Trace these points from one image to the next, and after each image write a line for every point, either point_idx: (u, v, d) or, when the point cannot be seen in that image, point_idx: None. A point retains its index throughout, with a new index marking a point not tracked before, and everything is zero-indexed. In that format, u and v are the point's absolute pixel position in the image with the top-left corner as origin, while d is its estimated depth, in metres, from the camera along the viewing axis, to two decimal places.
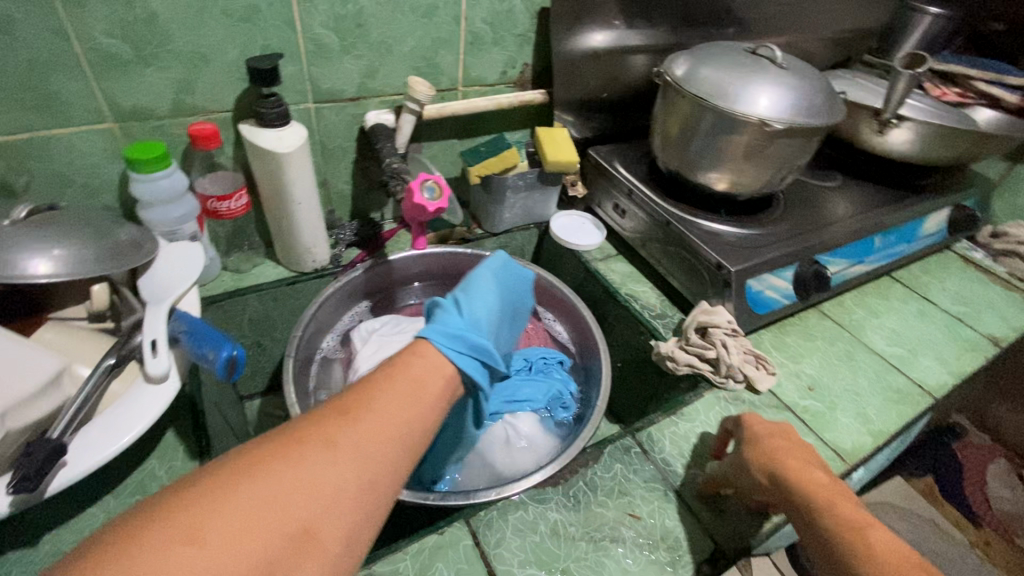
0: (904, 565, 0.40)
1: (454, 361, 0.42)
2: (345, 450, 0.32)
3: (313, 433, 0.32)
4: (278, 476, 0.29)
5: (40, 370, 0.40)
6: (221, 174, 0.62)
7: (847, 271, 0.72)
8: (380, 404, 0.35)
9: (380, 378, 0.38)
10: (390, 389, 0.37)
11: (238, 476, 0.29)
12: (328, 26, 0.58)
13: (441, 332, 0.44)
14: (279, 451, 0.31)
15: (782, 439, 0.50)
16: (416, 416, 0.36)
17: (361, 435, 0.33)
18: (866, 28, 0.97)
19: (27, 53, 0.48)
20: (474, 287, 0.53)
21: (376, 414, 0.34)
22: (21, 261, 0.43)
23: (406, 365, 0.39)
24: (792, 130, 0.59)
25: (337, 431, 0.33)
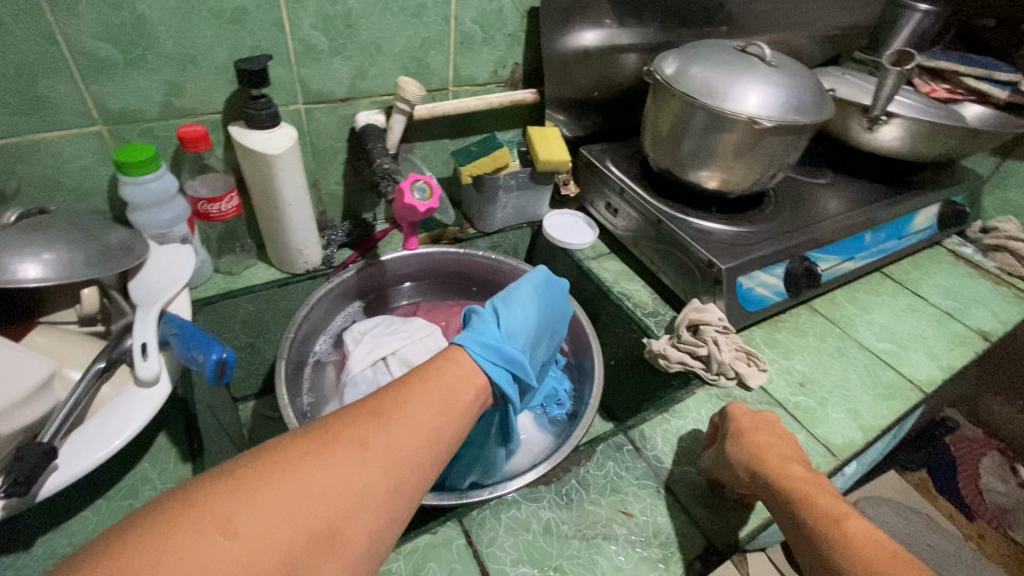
0: (878, 554, 0.41)
1: (486, 372, 0.45)
2: (376, 451, 0.33)
3: (345, 433, 0.33)
4: (310, 472, 0.30)
5: (31, 374, 0.40)
6: (211, 176, 0.62)
7: (838, 268, 0.73)
8: (414, 411, 0.36)
9: (415, 386, 0.39)
10: (423, 394, 0.38)
11: (270, 469, 0.29)
12: (317, 27, 0.58)
13: (477, 340, 0.47)
14: (310, 448, 0.31)
15: (760, 433, 0.51)
16: (446, 426, 0.38)
17: (393, 439, 0.34)
18: (856, 25, 0.98)
19: (13, 56, 0.48)
20: (512, 299, 0.56)
21: (409, 419, 0.36)
22: (10, 265, 0.43)
23: (443, 376, 0.41)
24: (781, 128, 0.59)
25: (369, 433, 0.34)
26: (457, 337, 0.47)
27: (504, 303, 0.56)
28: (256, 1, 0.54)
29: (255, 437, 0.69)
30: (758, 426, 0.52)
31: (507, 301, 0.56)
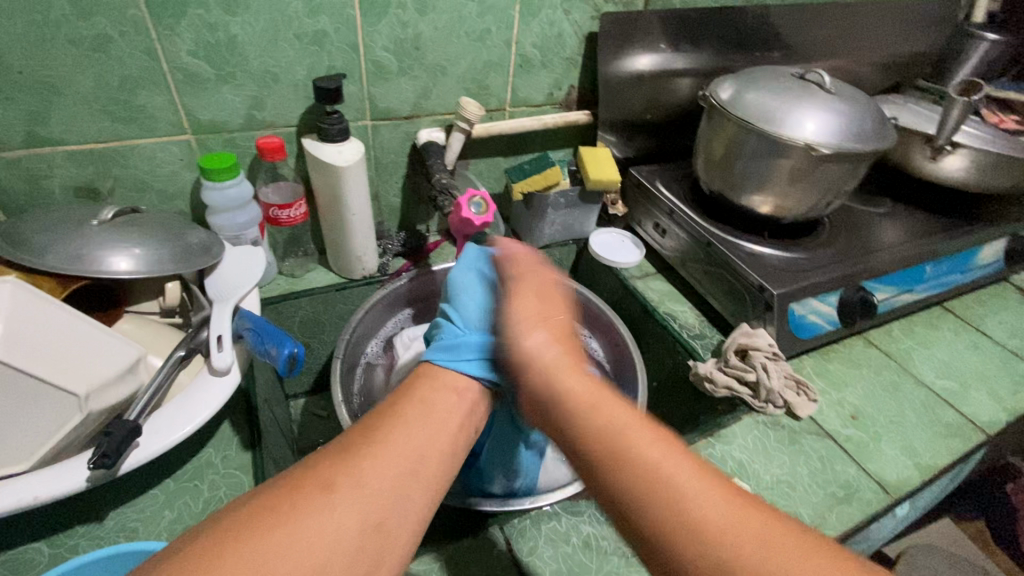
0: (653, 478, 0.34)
1: (459, 368, 0.44)
2: (345, 496, 0.32)
3: (310, 480, 0.32)
4: (270, 530, 0.29)
5: (119, 357, 0.44)
6: (282, 184, 0.66)
7: (895, 300, 0.71)
8: (388, 444, 0.35)
9: (386, 417, 0.38)
10: (400, 425, 0.37)
11: (232, 533, 0.29)
12: (388, 49, 0.62)
13: (444, 349, 0.46)
14: (272, 503, 0.30)
15: (530, 299, 0.46)
16: (428, 454, 0.36)
17: (365, 481, 0.33)
18: (919, 53, 0.96)
19: (121, 70, 0.53)
20: (456, 286, 0.52)
21: (381, 455, 0.34)
22: (107, 258, 0.48)
23: (420, 397, 0.40)
24: (839, 154, 0.59)
25: (339, 475, 0.33)
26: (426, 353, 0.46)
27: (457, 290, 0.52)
28: (336, 24, 0.58)
29: (304, 433, 0.72)
30: (534, 292, 0.47)
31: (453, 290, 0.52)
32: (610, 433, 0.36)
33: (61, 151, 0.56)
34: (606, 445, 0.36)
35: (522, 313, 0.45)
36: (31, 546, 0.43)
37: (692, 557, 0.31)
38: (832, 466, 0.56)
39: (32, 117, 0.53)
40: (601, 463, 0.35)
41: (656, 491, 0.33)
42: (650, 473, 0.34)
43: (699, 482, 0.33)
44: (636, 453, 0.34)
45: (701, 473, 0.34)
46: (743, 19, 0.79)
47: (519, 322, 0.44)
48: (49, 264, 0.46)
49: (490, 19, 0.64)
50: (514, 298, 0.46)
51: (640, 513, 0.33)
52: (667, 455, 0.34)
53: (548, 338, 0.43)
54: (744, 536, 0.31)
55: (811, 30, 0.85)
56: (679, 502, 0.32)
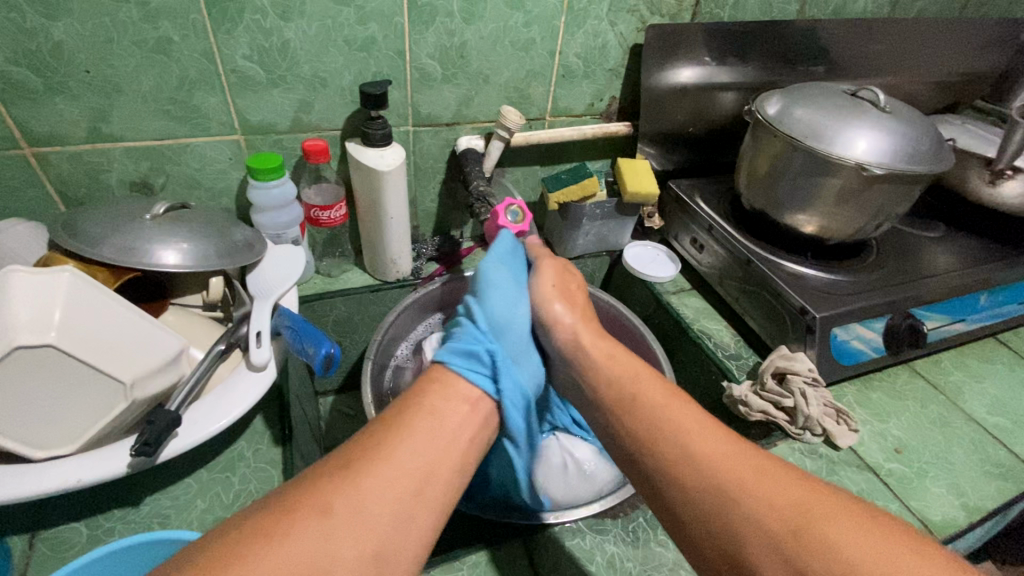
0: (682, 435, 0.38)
1: (466, 378, 0.43)
2: (338, 519, 0.30)
3: (305, 501, 0.31)
4: (265, 554, 0.27)
5: (163, 349, 0.45)
6: (325, 186, 0.68)
7: (945, 329, 0.67)
8: (392, 457, 0.34)
9: (389, 429, 0.36)
10: (405, 438, 0.36)
11: (233, 552, 0.27)
12: (433, 56, 0.63)
13: (458, 352, 0.44)
14: (269, 524, 0.29)
15: (560, 280, 0.54)
16: (432, 469, 0.35)
17: (361, 501, 0.31)
18: (978, 72, 0.91)
19: (180, 71, 0.55)
20: (484, 282, 0.51)
21: (382, 472, 0.33)
22: (157, 252, 0.49)
23: (426, 409, 0.39)
24: (892, 176, 0.57)
25: (335, 495, 0.31)
26: (438, 353, 0.45)
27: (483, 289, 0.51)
28: (384, 31, 0.59)
29: (331, 431, 0.73)
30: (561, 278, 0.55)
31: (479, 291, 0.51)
32: (630, 395, 0.42)
33: (120, 147, 0.58)
34: (627, 406, 0.42)
35: (543, 290, 0.53)
36: (71, 526, 0.45)
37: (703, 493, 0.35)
38: (872, 501, 0.53)
39: (95, 113, 0.55)
40: (621, 422, 0.41)
41: (673, 436, 0.38)
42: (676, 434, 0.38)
43: (713, 442, 0.37)
44: (653, 411, 0.40)
45: (714, 433, 0.38)
46: (792, 33, 0.77)
47: (546, 294, 0.52)
48: (103, 255, 0.48)
49: (536, 29, 0.65)
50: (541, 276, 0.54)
51: (671, 476, 0.37)
52: (682, 418, 0.39)
53: (567, 309, 0.51)
54: (758, 487, 0.34)
55: (863, 47, 0.82)
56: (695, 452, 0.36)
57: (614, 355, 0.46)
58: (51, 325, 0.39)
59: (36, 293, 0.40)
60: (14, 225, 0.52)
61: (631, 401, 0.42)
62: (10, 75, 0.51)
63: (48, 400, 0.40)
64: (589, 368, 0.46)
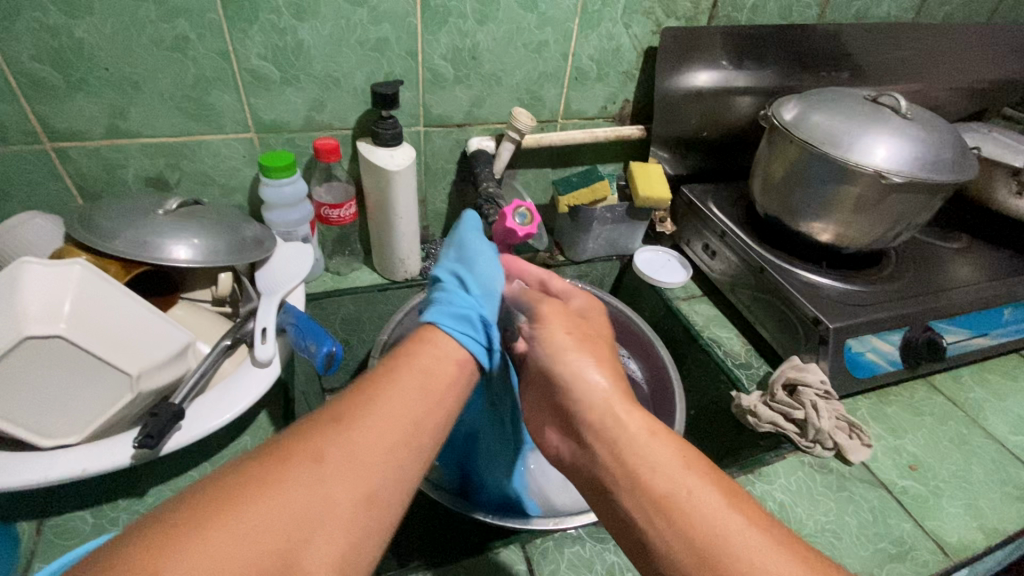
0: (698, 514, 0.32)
1: (456, 338, 0.43)
2: (332, 465, 0.30)
3: (298, 447, 0.30)
4: (260, 497, 0.27)
5: (170, 342, 0.46)
6: (335, 184, 0.68)
7: (966, 343, 0.65)
8: (378, 409, 0.34)
9: (376, 381, 0.36)
10: (397, 389, 0.36)
11: (225, 494, 0.27)
12: (446, 58, 0.63)
13: (450, 315, 0.44)
14: (262, 470, 0.28)
15: (577, 326, 0.48)
16: (419, 419, 0.35)
17: (354, 448, 0.31)
18: (1008, 79, 0.88)
19: (196, 70, 0.56)
20: (469, 252, 0.51)
21: (373, 417, 0.33)
22: (168, 247, 0.50)
23: (412, 363, 0.39)
24: (912, 184, 0.55)
25: (328, 445, 0.31)
26: (429, 316, 0.44)
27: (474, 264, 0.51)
28: (397, 32, 0.59)
29: None
30: (573, 324, 0.48)
31: (467, 256, 0.51)
32: (673, 496, 0.34)
33: (136, 143, 0.59)
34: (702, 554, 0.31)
35: (560, 341, 0.46)
36: (77, 514, 0.45)
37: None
38: (885, 519, 0.51)
39: (113, 110, 0.56)
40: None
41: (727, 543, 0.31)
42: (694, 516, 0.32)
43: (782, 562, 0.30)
44: (729, 546, 0.31)
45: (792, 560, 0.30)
46: (812, 37, 0.76)
47: (566, 346, 0.45)
48: (116, 248, 0.49)
49: (549, 31, 0.64)
50: (553, 343, 0.46)
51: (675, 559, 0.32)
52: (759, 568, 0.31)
53: (597, 366, 0.43)
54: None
55: (886, 51, 0.80)
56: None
57: (660, 432, 0.38)
58: (61, 317, 0.40)
59: (48, 286, 0.41)
60: (32, 219, 0.53)
61: (682, 499, 0.33)
62: (33, 72, 0.52)
63: (56, 391, 0.41)
64: (627, 456, 0.36)
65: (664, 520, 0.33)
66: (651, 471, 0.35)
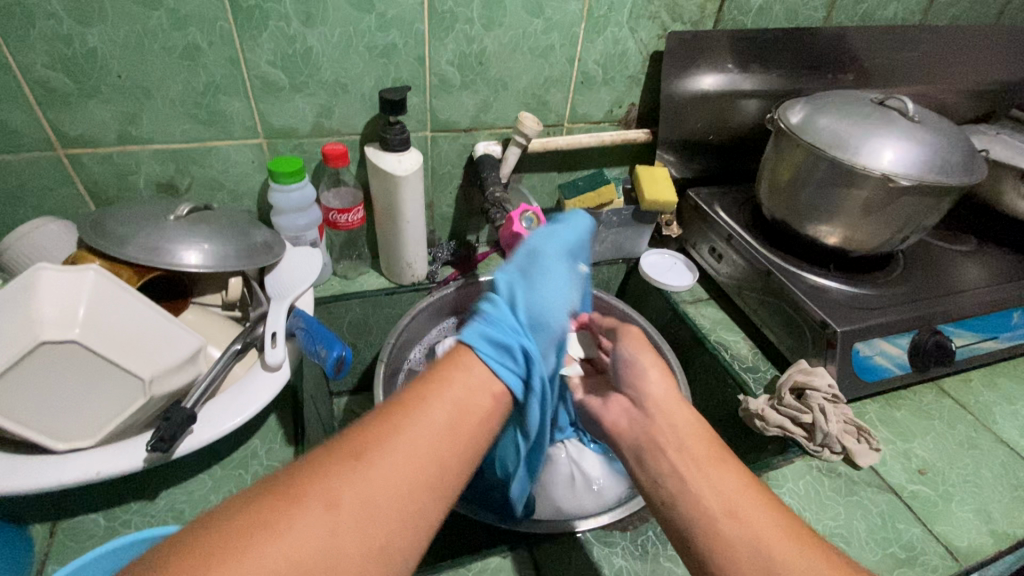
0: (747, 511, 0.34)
1: (494, 365, 0.41)
2: (347, 512, 0.28)
3: (310, 487, 0.29)
4: (266, 545, 0.26)
5: (182, 347, 0.46)
6: (343, 190, 0.69)
7: (975, 346, 0.64)
8: (399, 445, 0.32)
9: (401, 409, 0.34)
10: (423, 424, 0.34)
11: (231, 539, 0.26)
12: (453, 64, 0.63)
13: (489, 339, 0.42)
14: (269, 513, 0.27)
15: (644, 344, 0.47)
16: (443, 457, 0.33)
17: (370, 491, 0.29)
18: (1015, 80, 0.88)
19: (206, 77, 0.57)
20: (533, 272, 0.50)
21: (393, 456, 0.31)
22: (179, 252, 0.51)
23: (445, 391, 0.37)
24: (920, 187, 0.55)
25: (342, 486, 0.29)
26: (467, 335, 0.42)
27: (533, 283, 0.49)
28: (405, 38, 0.60)
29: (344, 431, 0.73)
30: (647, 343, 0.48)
31: (528, 277, 0.50)
32: (726, 493, 0.35)
33: (148, 149, 0.60)
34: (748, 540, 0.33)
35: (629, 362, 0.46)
36: (89, 517, 0.46)
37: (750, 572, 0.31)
38: (894, 523, 0.51)
39: (125, 117, 0.57)
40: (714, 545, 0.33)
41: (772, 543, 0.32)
42: (746, 516, 0.34)
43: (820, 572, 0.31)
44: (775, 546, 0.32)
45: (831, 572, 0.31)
46: (818, 40, 0.76)
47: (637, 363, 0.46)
48: (128, 254, 0.49)
49: (555, 36, 0.65)
50: (624, 349, 0.47)
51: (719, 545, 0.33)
52: (784, 540, 0.33)
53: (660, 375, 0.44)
54: None
55: (893, 54, 0.80)
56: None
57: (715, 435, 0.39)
58: (75, 322, 0.41)
59: (62, 291, 0.42)
60: (46, 224, 0.54)
61: (735, 495, 0.35)
62: (47, 80, 0.53)
63: (69, 395, 0.41)
64: (680, 441, 0.39)
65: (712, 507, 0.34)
66: (710, 465, 0.37)
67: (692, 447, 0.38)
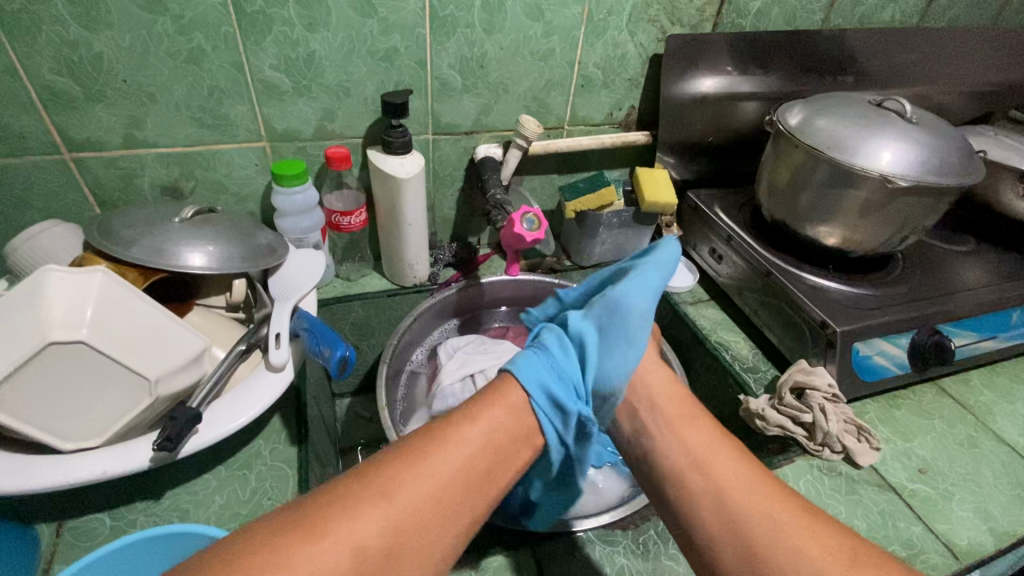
0: (707, 456, 0.42)
1: (539, 416, 0.42)
2: (365, 539, 0.31)
3: (329, 515, 0.32)
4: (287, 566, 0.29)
5: (187, 347, 0.47)
6: (346, 192, 0.70)
7: (974, 346, 0.65)
8: (419, 479, 0.35)
9: (427, 445, 0.37)
10: (446, 460, 0.37)
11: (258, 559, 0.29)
12: (454, 67, 0.64)
13: (552, 395, 0.43)
14: (294, 538, 0.30)
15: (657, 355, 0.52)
16: (462, 494, 0.36)
17: (385, 522, 0.32)
18: (1013, 81, 0.89)
19: (211, 81, 0.58)
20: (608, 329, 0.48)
21: (411, 490, 0.34)
22: (184, 254, 0.51)
23: (482, 431, 0.39)
24: (918, 188, 0.55)
25: (359, 517, 0.32)
26: (524, 374, 0.43)
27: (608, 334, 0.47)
28: (406, 42, 0.60)
29: (347, 432, 0.73)
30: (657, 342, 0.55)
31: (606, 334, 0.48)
32: (693, 449, 0.43)
33: (152, 152, 0.61)
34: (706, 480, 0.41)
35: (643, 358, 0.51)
36: (95, 516, 0.46)
37: (706, 504, 0.40)
38: (894, 522, 0.51)
39: (130, 121, 0.58)
40: (685, 499, 0.41)
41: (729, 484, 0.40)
42: (704, 462, 0.42)
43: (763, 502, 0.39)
44: (729, 486, 0.40)
45: (773, 502, 0.39)
46: (816, 43, 0.76)
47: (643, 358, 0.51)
48: (133, 255, 0.50)
49: (555, 40, 0.65)
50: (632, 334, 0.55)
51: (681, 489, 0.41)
52: (741, 490, 0.40)
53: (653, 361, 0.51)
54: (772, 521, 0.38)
55: (892, 56, 0.81)
56: (773, 536, 0.37)
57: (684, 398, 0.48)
58: (83, 323, 0.41)
59: (70, 292, 0.42)
60: (53, 227, 0.55)
61: (699, 447, 0.43)
62: (53, 84, 0.53)
63: (76, 395, 0.42)
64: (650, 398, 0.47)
65: (679, 457, 0.43)
66: (681, 420, 0.45)
67: (663, 410, 0.46)
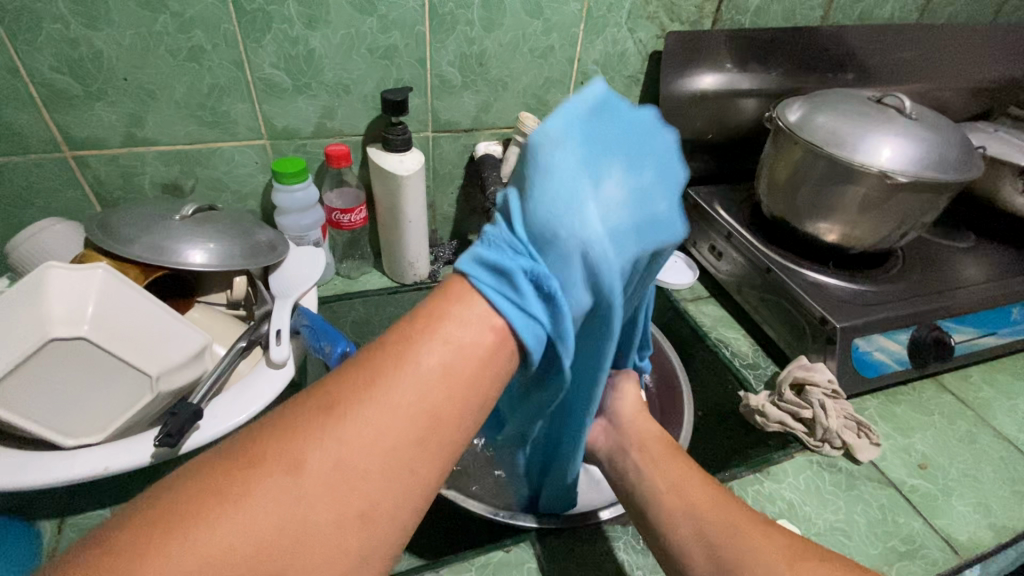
0: (685, 480, 0.41)
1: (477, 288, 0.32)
2: (316, 473, 0.25)
3: (275, 448, 0.25)
4: (222, 514, 0.23)
5: (186, 343, 0.47)
6: (345, 189, 0.70)
7: (974, 342, 0.65)
8: (374, 398, 0.27)
9: (376, 360, 0.29)
10: (398, 373, 0.28)
11: (188, 507, 0.23)
12: (454, 64, 0.64)
13: (486, 272, 0.32)
14: (227, 480, 0.24)
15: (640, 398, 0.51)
16: (424, 411, 0.28)
17: (339, 452, 0.26)
18: (1013, 78, 0.89)
19: (211, 79, 0.58)
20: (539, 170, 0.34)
21: (363, 415, 0.27)
22: (184, 251, 0.51)
23: (434, 332, 0.30)
24: (917, 184, 0.55)
25: (308, 449, 0.25)
26: (460, 262, 0.33)
27: (533, 173, 0.33)
28: (406, 40, 0.61)
29: None
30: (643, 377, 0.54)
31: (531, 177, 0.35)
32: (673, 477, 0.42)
33: (153, 151, 0.61)
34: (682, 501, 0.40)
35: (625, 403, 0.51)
36: (97, 513, 0.47)
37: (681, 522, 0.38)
38: (894, 517, 0.51)
39: (131, 119, 0.58)
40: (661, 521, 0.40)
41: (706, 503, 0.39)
42: (682, 485, 0.41)
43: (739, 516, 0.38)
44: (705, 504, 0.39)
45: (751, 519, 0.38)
46: (816, 39, 0.76)
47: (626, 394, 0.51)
48: (134, 253, 0.50)
49: (555, 37, 0.65)
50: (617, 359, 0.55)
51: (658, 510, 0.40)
52: (716, 506, 0.39)
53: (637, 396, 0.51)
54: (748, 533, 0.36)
55: (892, 52, 0.81)
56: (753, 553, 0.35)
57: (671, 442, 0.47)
58: (84, 319, 0.41)
59: (71, 289, 0.42)
60: (54, 225, 0.55)
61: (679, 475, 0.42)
62: (53, 82, 0.54)
63: (78, 391, 0.42)
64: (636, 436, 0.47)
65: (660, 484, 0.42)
66: (665, 455, 0.45)
67: (647, 446, 0.46)
